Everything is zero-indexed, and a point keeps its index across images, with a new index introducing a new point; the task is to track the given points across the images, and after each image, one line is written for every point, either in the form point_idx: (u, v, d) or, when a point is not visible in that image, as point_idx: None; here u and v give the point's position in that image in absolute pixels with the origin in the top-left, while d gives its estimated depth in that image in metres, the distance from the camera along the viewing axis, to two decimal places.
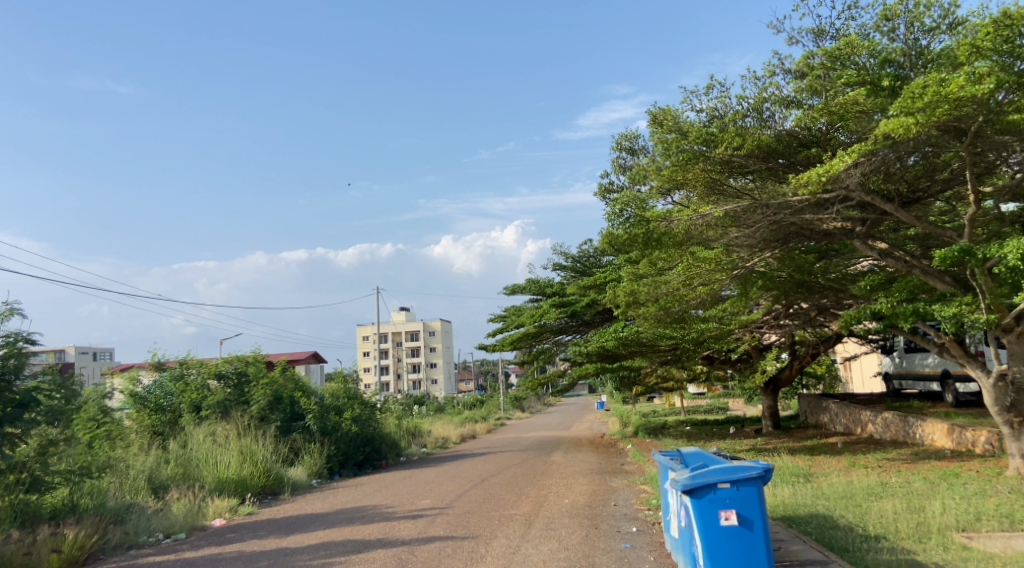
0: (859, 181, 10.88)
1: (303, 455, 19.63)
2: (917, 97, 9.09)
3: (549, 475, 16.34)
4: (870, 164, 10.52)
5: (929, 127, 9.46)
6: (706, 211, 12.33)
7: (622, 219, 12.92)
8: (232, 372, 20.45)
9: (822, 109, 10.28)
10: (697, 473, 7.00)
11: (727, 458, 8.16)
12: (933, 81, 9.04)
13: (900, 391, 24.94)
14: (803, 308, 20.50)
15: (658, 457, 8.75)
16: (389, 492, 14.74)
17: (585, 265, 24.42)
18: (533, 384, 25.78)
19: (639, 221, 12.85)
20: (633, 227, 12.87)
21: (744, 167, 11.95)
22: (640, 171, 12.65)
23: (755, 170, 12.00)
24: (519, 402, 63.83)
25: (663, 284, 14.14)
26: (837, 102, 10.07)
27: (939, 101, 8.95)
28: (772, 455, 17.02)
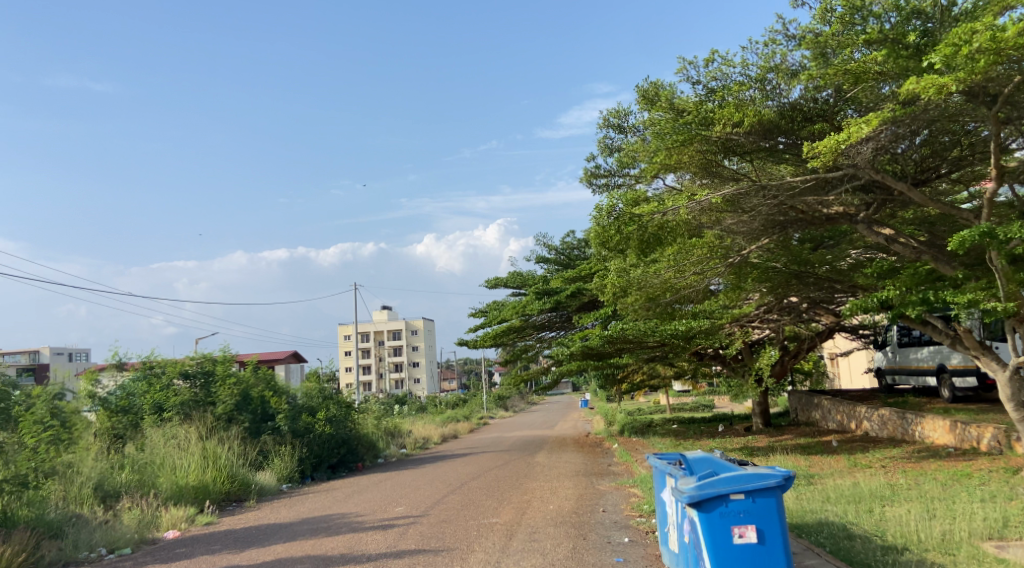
0: (869, 158, 10.01)
1: (273, 458, 18.63)
2: (962, 45, 8.05)
3: (533, 477, 15.44)
4: (881, 139, 9.66)
5: (959, 88, 8.55)
6: (699, 198, 11.49)
7: (607, 215, 12.02)
8: (199, 370, 19.23)
9: (835, 71, 9.34)
10: (706, 482, 6.17)
11: (732, 461, 7.33)
12: (982, 24, 7.98)
13: (893, 386, 24.25)
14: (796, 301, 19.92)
15: (654, 461, 7.94)
16: (362, 497, 13.78)
17: (569, 257, 23.53)
18: (516, 382, 24.91)
19: (627, 218, 11.89)
20: (624, 221, 11.87)
21: (742, 148, 11.09)
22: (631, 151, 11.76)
23: (753, 151, 11.15)
24: (503, 401, 62.89)
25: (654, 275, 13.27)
26: (851, 65, 9.16)
27: (983, 52, 7.95)
28: (767, 454, 16.22)
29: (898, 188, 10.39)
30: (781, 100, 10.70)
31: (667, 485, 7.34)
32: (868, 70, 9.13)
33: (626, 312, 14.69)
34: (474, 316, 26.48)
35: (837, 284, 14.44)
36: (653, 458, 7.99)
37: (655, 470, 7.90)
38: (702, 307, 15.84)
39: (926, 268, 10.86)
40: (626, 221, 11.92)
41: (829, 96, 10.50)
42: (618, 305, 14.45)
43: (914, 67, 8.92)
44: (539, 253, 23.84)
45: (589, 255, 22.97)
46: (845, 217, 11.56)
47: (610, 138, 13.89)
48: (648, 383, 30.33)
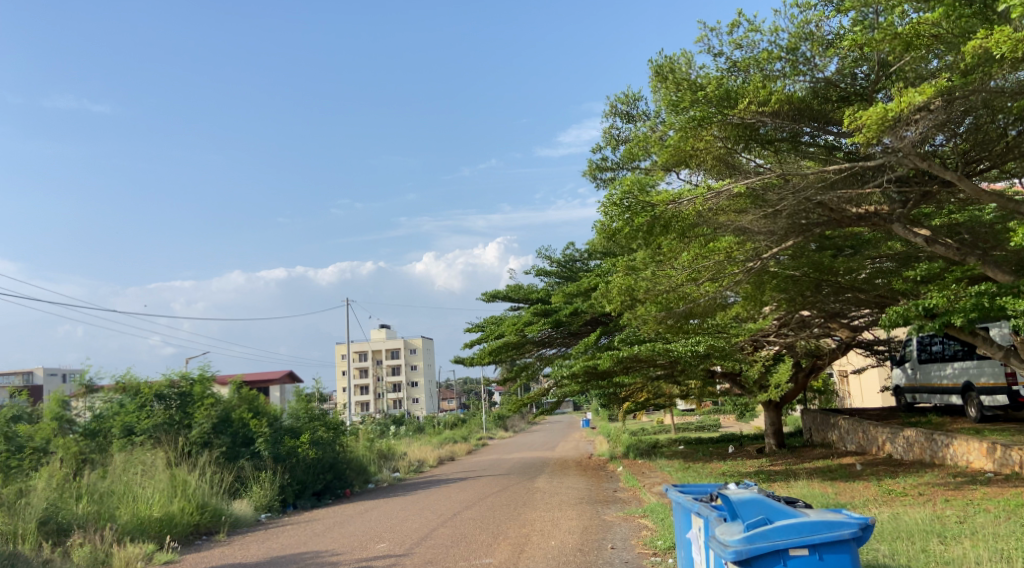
0: (917, 141, 8.82)
1: (252, 485, 17.36)
2: None
3: (532, 506, 14.20)
4: (931, 120, 8.56)
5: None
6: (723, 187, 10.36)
7: (616, 206, 10.49)
8: (175, 392, 17.96)
9: (885, 33, 8.23)
10: (761, 537, 5.51)
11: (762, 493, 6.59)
12: None
13: (912, 405, 22.98)
14: (811, 313, 18.77)
15: (673, 493, 7.18)
16: (344, 530, 12.49)
17: (571, 269, 22.30)
18: (516, 403, 23.65)
19: (641, 205, 10.45)
20: (632, 217, 10.48)
21: (772, 132, 9.99)
22: (637, 145, 10.50)
23: (783, 135, 10.09)
24: (503, 421, 61.54)
25: (664, 278, 12.14)
26: (905, 27, 8.04)
27: None
28: (787, 480, 14.94)
29: (948, 178, 9.08)
30: (815, 75, 9.66)
31: (687, 525, 6.56)
32: (922, 34, 8.07)
33: (633, 323, 13.55)
34: (471, 331, 25.24)
35: (863, 294, 13.27)
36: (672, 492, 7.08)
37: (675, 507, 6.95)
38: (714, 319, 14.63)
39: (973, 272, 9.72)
40: (643, 207, 10.46)
41: (863, 76, 9.61)
42: (626, 315, 13.31)
43: (980, 26, 7.94)
44: (539, 265, 22.64)
45: (592, 267, 21.75)
46: (879, 216, 10.47)
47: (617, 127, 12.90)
48: (653, 403, 29.04)
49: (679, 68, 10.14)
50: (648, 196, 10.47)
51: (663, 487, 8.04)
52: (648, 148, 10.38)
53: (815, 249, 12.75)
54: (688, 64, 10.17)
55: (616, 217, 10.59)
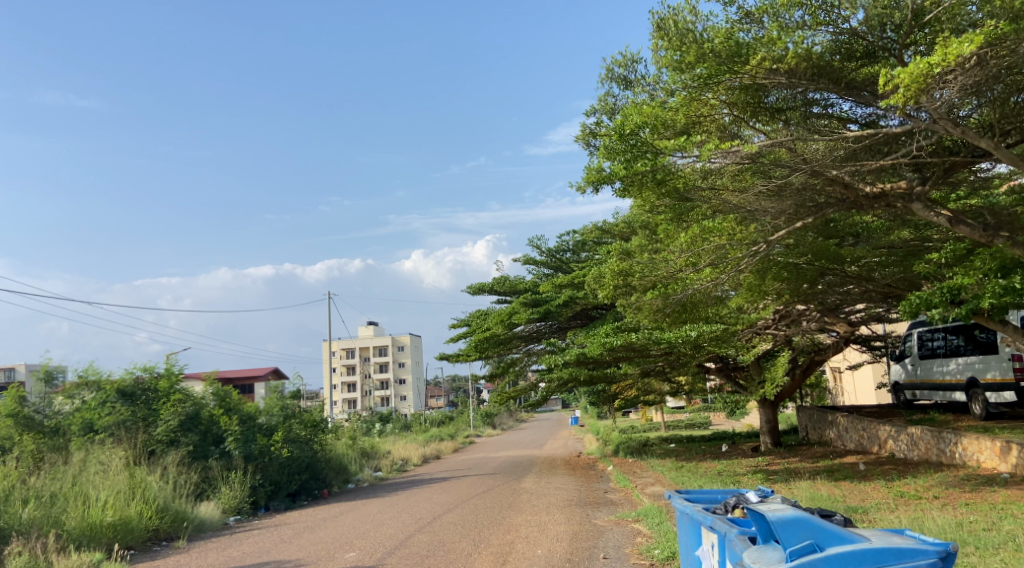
0: (958, 96, 8.08)
1: (220, 486, 16.37)
2: None
3: (518, 509, 13.25)
4: (976, 76, 7.86)
5: None
6: (732, 148, 9.33)
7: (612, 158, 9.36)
8: (139, 387, 16.91)
9: None
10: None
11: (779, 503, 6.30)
12: None
13: (912, 401, 22.19)
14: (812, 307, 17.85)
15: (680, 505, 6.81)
16: (313, 536, 11.51)
17: (561, 260, 21.31)
18: (503, 400, 22.73)
19: (644, 149, 9.15)
20: (632, 161, 9.13)
21: (789, 88, 9.10)
22: (635, 113, 9.39)
23: (801, 90, 9.14)
24: (491, 419, 60.60)
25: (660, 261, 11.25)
26: None
27: None
28: (788, 481, 14.09)
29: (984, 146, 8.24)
30: (839, 26, 8.79)
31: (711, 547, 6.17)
32: None
33: (627, 310, 12.65)
34: (456, 325, 24.28)
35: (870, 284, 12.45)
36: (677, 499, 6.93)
37: (684, 517, 6.82)
38: (712, 309, 13.72)
39: (1001, 254, 8.85)
40: (649, 159, 9.16)
41: (892, 28, 8.69)
42: (619, 301, 12.40)
43: None
44: (527, 256, 21.68)
45: (584, 257, 20.82)
46: (897, 195, 9.56)
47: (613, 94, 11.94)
48: (644, 399, 28.17)
49: (682, 26, 9.29)
50: (652, 144, 9.25)
51: (664, 493, 7.56)
52: (643, 119, 9.26)
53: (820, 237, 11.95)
54: (697, 18, 9.44)
55: (612, 159, 9.36)
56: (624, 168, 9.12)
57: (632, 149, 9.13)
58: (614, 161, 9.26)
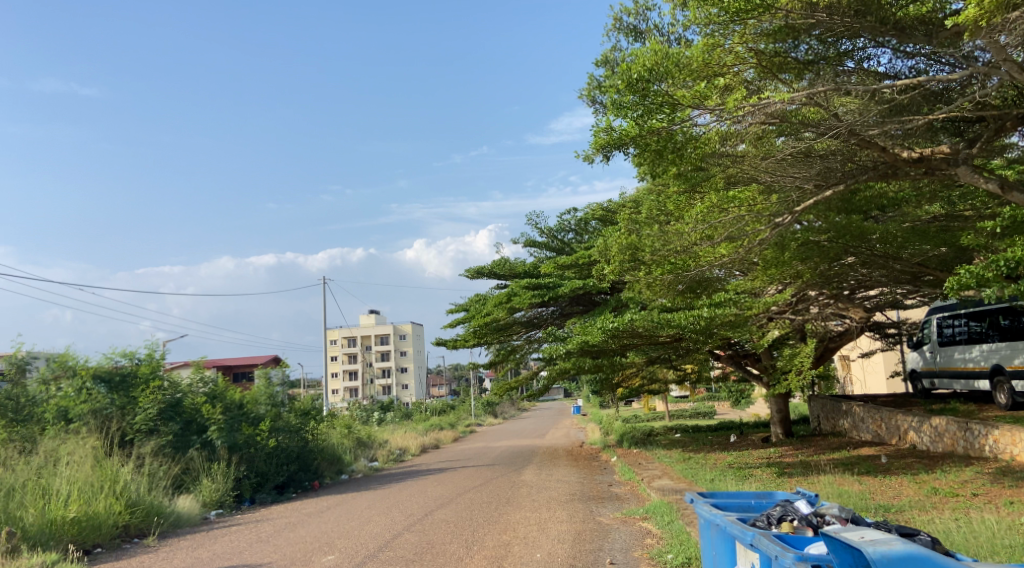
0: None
1: (202, 478, 15.48)
2: None
3: (516, 505, 12.30)
4: None
5: None
6: (761, 101, 8.27)
7: (624, 107, 8.24)
8: (116, 372, 15.94)
9: None
10: None
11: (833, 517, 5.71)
12: None
13: (929, 390, 21.26)
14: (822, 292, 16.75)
15: (716, 517, 6.20)
16: (292, 535, 10.56)
17: (563, 241, 20.31)
18: (503, 388, 21.90)
19: (659, 102, 8.20)
20: (643, 120, 8.25)
21: (828, 31, 8.33)
22: (646, 55, 8.18)
23: (840, 32, 8.33)
24: (492, 408, 59.67)
25: (675, 234, 10.34)
26: None
27: None
28: (806, 476, 13.15)
29: None
30: None
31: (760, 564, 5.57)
32: None
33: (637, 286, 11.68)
34: (455, 309, 23.36)
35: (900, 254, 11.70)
36: (706, 512, 6.34)
37: (714, 530, 6.24)
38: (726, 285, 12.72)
39: None
40: (665, 113, 8.25)
41: None
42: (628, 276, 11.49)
43: None
44: (528, 236, 20.68)
45: (586, 239, 19.74)
46: (939, 158, 8.62)
47: (621, 47, 10.90)
48: (649, 388, 27.24)
49: None
50: (669, 96, 8.21)
51: (689, 498, 6.90)
52: (659, 62, 8.14)
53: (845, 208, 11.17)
54: None
55: (622, 117, 8.36)
56: (636, 125, 8.26)
57: (644, 102, 8.16)
58: (625, 118, 8.27)
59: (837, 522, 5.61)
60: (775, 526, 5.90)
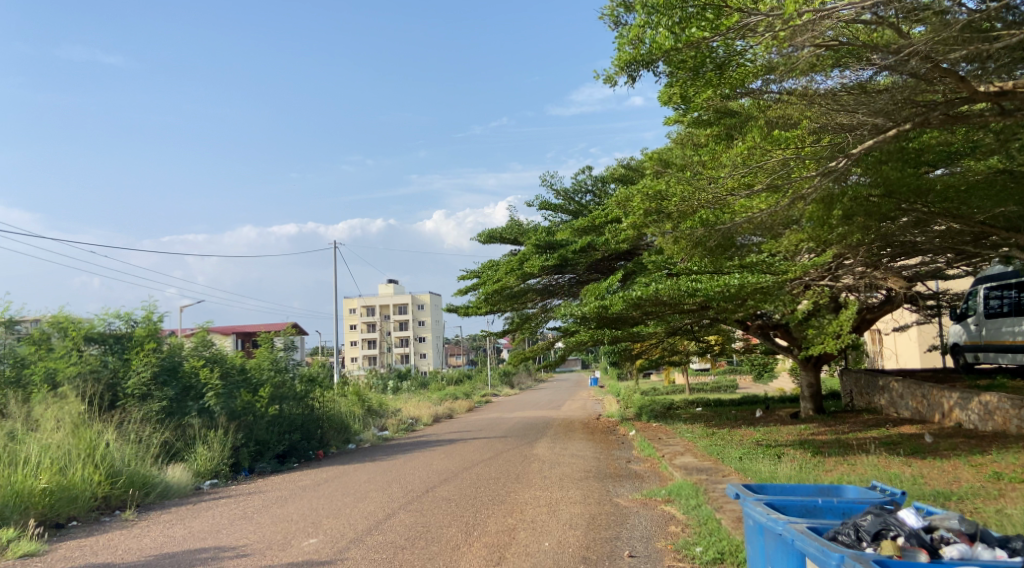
0: None
1: (196, 446, 14.43)
2: None
3: (527, 483, 11.27)
4: None
5: None
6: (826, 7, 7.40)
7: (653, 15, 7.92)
8: (110, 334, 15.04)
9: None
10: None
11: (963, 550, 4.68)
12: None
13: (972, 365, 20.03)
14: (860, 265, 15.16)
15: (777, 525, 5.20)
16: (279, 513, 9.58)
17: (581, 204, 19.10)
18: (518, 358, 20.90)
19: (701, 6, 7.82)
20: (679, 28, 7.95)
21: None
22: None
23: None
24: (509, 378, 58.87)
25: (709, 183, 9.65)
26: None
27: None
28: (846, 456, 12.02)
29: None
30: None
31: None
32: None
33: (666, 242, 10.59)
34: (466, 275, 22.28)
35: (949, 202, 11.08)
36: (760, 516, 5.39)
37: (768, 538, 5.30)
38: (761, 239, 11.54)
39: None
40: (708, 18, 7.87)
41: None
42: (651, 230, 10.39)
43: None
44: (544, 199, 19.51)
45: (605, 201, 18.50)
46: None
47: None
48: (670, 359, 26.11)
49: None
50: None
51: (731, 491, 5.94)
52: None
53: (892, 163, 10.18)
54: None
55: (654, 28, 8.05)
56: (672, 36, 7.99)
57: (681, 7, 7.81)
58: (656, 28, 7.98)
59: (978, 547, 4.74)
60: (871, 544, 4.83)
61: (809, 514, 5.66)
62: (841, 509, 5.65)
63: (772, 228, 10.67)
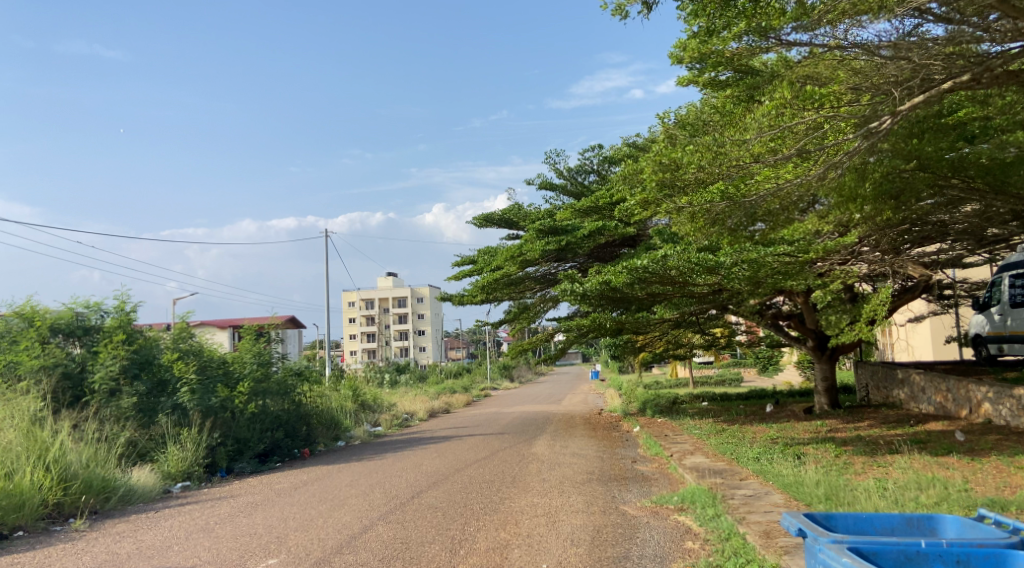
0: None
1: (166, 446, 13.37)
2: None
3: (522, 487, 10.22)
4: None
5: None
6: None
7: None
8: (77, 325, 13.84)
9: None
10: None
11: None
12: None
13: (995, 357, 18.97)
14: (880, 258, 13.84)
15: None
16: (243, 525, 8.51)
17: (583, 186, 18.03)
18: (516, 350, 19.84)
19: None
20: None
21: None
22: None
23: None
24: (508, 371, 57.82)
25: (732, 145, 8.81)
26: None
27: None
28: (874, 457, 10.97)
29: None
30: None
31: None
32: None
33: (679, 216, 9.56)
34: (463, 261, 21.24)
35: (982, 174, 10.23)
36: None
37: None
38: (781, 216, 10.45)
39: None
40: None
41: None
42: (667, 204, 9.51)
43: None
44: (544, 180, 18.42)
45: (609, 181, 17.45)
46: None
47: None
48: (675, 352, 25.01)
49: None
50: None
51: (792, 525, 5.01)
52: None
53: (919, 130, 9.46)
54: None
55: None
56: None
57: None
58: None
59: None
60: None
61: (911, 560, 4.74)
62: (954, 553, 4.73)
63: (791, 200, 9.61)
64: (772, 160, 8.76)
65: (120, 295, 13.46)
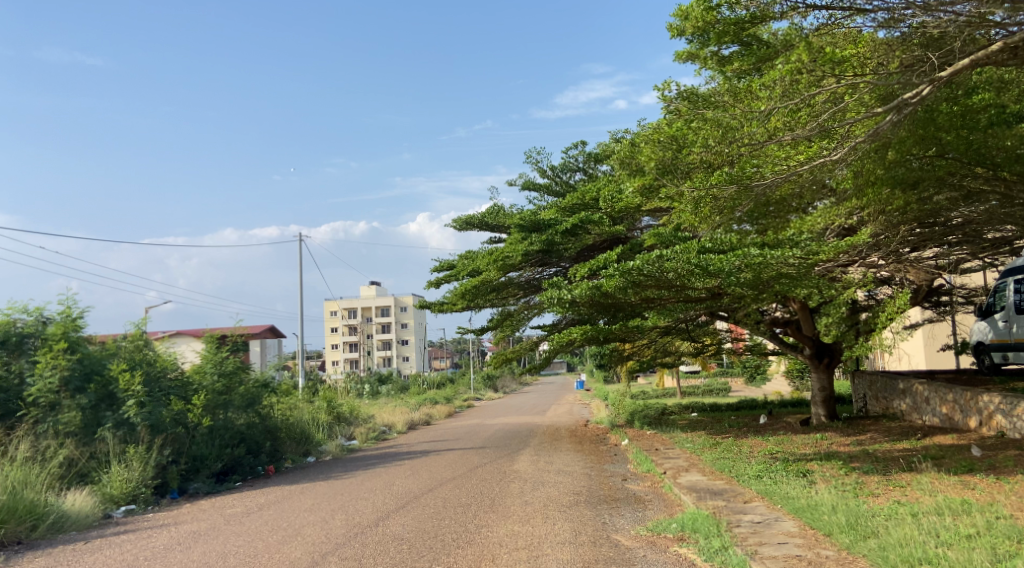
0: None
1: (110, 467, 12.14)
2: None
3: (501, 512, 9.11)
4: None
5: None
6: None
7: None
8: (15, 332, 12.52)
9: None
10: None
11: None
12: None
13: (999, 365, 18.08)
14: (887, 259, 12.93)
15: None
16: (176, 561, 7.34)
17: (568, 184, 17.01)
18: (498, 360, 18.73)
19: None
20: None
21: None
22: None
23: None
24: (493, 381, 56.71)
25: (745, 118, 7.96)
26: None
27: None
28: (887, 476, 9.93)
29: None
30: None
31: None
32: None
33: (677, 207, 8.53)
34: (442, 265, 20.15)
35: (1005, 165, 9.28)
36: None
37: None
38: (786, 208, 9.45)
39: None
40: None
41: None
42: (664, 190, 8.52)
43: None
44: (526, 179, 17.39)
45: (595, 180, 16.45)
46: None
47: None
48: (664, 361, 23.97)
49: None
50: None
51: None
52: None
53: (939, 114, 8.55)
54: None
55: None
56: None
57: None
58: None
59: None
60: None
61: None
62: None
63: (802, 186, 8.62)
64: (788, 137, 7.88)
65: (65, 297, 12.07)
